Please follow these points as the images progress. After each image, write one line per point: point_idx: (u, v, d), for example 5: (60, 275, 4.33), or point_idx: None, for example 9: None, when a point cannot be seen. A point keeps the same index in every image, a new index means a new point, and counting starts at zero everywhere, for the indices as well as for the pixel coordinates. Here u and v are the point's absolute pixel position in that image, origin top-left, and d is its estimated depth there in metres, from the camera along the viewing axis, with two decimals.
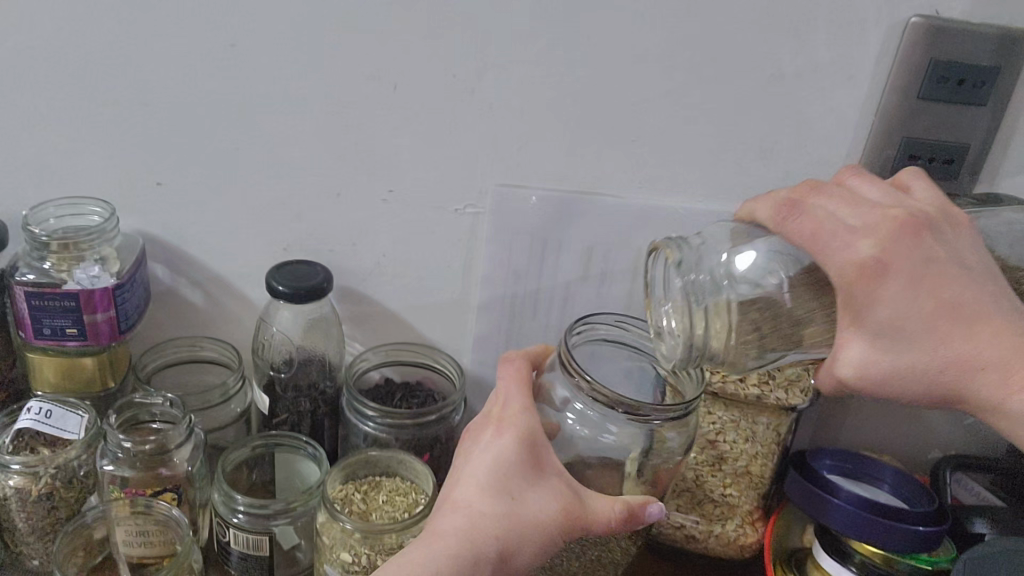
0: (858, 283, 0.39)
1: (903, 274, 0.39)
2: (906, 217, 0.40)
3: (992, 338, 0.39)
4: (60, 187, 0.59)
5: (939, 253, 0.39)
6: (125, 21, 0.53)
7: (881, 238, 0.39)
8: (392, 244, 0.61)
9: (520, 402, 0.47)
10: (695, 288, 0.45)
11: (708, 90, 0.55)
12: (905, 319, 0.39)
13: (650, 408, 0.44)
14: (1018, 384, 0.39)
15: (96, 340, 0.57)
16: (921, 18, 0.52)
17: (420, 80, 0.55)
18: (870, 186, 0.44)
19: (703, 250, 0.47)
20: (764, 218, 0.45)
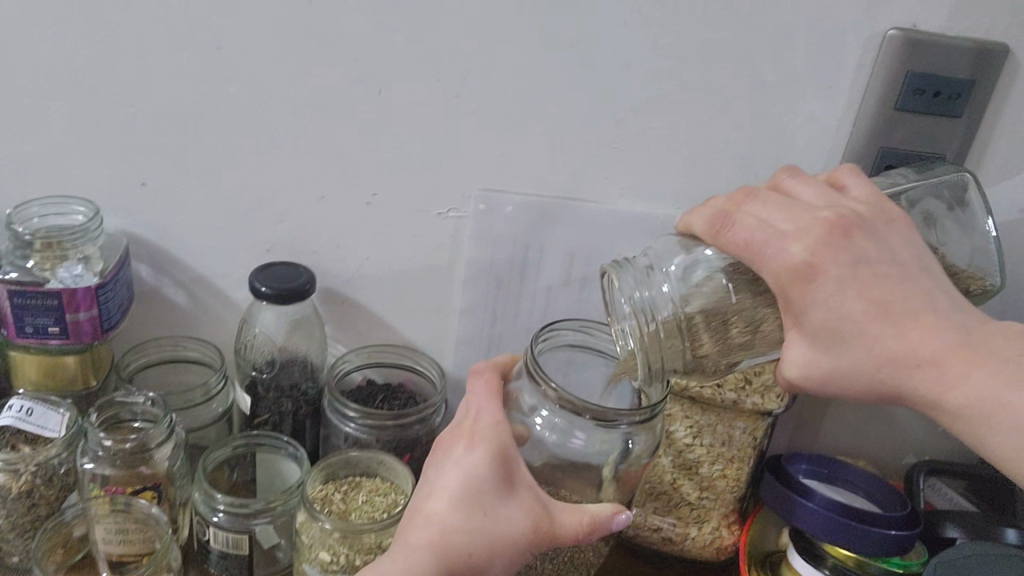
0: (791, 287, 0.41)
1: (834, 277, 0.40)
2: (835, 219, 0.41)
3: (925, 335, 0.40)
4: (44, 186, 0.59)
5: (868, 254, 0.40)
6: (111, 23, 0.54)
7: (810, 242, 0.40)
8: (375, 247, 0.62)
9: (493, 415, 0.46)
10: (639, 306, 0.46)
11: (689, 98, 0.56)
12: (838, 321, 0.40)
13: (617, 413, 0.45)
14: (953, 380, 0.39)
15: (78, 339, 0.57)
16: (897, 31, 0.53)
17: (405, 85, 0.56)
18: (805, 188, 0.45)
19: (646, 270, 0.47)
20: (699, 227, 0.45)
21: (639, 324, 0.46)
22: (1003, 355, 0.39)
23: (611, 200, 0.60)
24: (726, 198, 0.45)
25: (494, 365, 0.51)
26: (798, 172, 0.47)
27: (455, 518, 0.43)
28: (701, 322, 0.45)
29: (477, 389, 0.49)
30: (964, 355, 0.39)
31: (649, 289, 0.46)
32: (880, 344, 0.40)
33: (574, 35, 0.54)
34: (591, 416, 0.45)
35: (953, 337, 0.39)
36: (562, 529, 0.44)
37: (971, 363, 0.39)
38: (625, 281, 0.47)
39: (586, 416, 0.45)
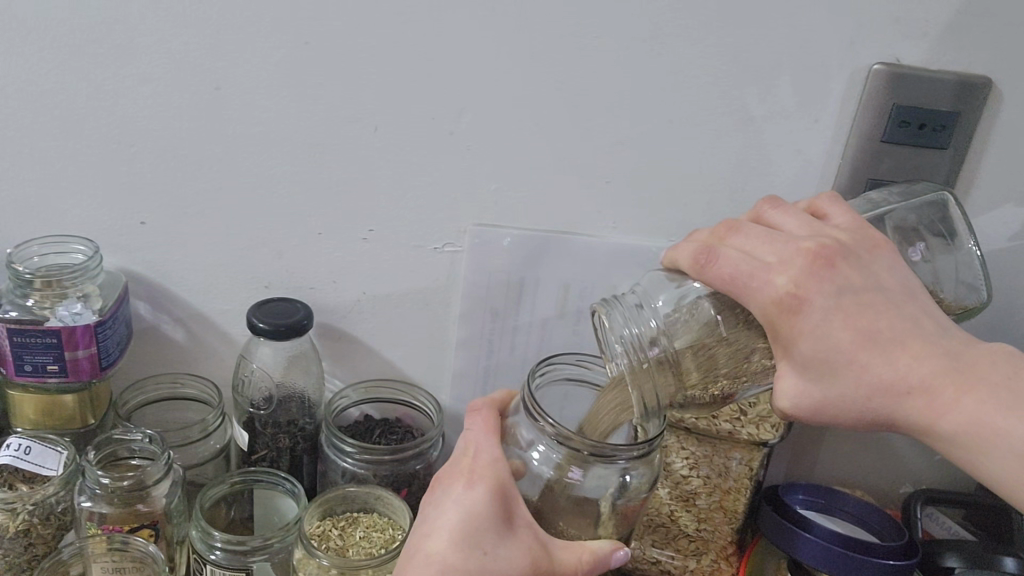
0: (779, 319, 0.41)
1: (820, 308, 0.40)
2: (818, 251, 0.41)
3: (914, 362, 0.40)
4: (43, 225, 0.60)
5: (852, 284, 0.41)
6: (112, 65, 0.55)
7: (794, 273, 0.41)
8: (372, 282, 0.62)
9: (491, 453, 0.47)
10: (631, 343, 0.46)
11: (680, 133, 0.57)
12: (827, 351, 0.40)
13: (614, 447, 0.45)
14: (944, 406, 0.40)
15: (76, 377, 0.57)
16: (883, 65, 0.55)
17: (400, 122, 0.57)
18: (788, 219, 0.45)
19: (632, 306, 0.48)
20: (684, 262, 0.45)
21: (633, 361, 0.46)
22: (993, 378, 0.40)
23: (604, 233, 0.61)
24: (710, 232, 0.46)
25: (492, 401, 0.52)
26: (779, 203, 0.47)
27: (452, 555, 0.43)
28: (687, 356, 0.47)
29: (476, 426, 0.49)
30: (954, 380, 0.40)
31: (641, 325, 0.47)
32: (871, 373, 0.40)
33: (566, 72, 0.55)
34: (589, 452, 0.45)
35: (942, 362, 0.40)
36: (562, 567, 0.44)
37: (961, 388, 0.40)
38: (616, 317, 0.47)
39: (583, 449, 0.45)
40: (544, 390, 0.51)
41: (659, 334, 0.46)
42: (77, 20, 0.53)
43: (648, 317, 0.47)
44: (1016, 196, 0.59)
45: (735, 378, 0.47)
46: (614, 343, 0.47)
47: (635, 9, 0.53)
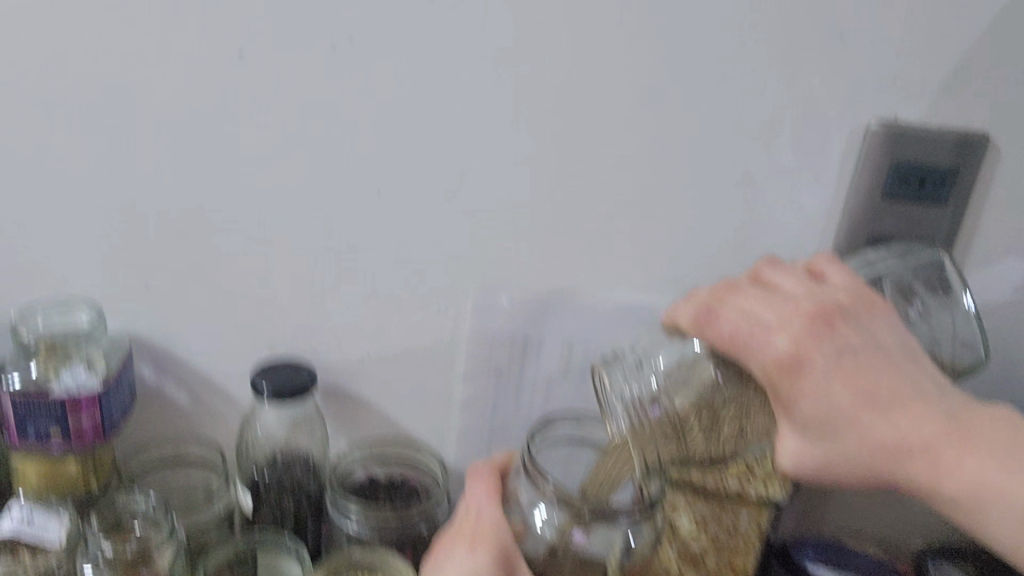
0: (779, 379, 0.41)
1: (819, 368, 0.40)
2: (817, 311, 0.42)
3: (914, 423, 0.40)
4: (52, 290, 0.60)
5: (852, 344, 0.41)
6: (119, 133, 0.56)
7: (794, 333, 0.41)
8: (375, 342, 0.62)
9: (492, 517, 0.49)
10: (630, 403, 0.47)
11: (681, 192, 0.58)
12: (827, 412, 0.40)
13: (614, 509, 0.45)
14: (947, 468, 0.39)
15: (79, 444, 0.57)
16: (880, 123, 0.55)
17: (404, 185, 0.57)
18: (788, 279, 0.46)
19: (633, 366, 0.48)
20: (686, 320, 0.46)
21: (633, 421, 0.46)
22: (994, 440, 0.39)
23: (607, 291, 0.61)
24: (708, 292, 0.46)
25: (495, 467, 0.53)
26: (776, 263, 0.48)
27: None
28: (691, 415, 0.46)
29: (479, 492, 0.51)
30: (955, 441, 0.39)
31: (641, 384, 0.47)
32: (871, 434, 0.40)
33: (567, 134, 0.56)
34: (588, 512, 0.46)
35: (942, 423, 0.39)
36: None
37: (962, 450, 0.39)
38: (615, 377, 0.48)
39: (583, 510, 0.46)
40: (545, 454, 0.52)
41: (659, 393, 0.46)
42: (85, 91, 0.54)
43: (648, 377, 0.47)
44: (1018, 249, 0.59)
45: (737, 440, 0.47)
46: (614, 403, 0.47)
47: (633, 72, 0.54)
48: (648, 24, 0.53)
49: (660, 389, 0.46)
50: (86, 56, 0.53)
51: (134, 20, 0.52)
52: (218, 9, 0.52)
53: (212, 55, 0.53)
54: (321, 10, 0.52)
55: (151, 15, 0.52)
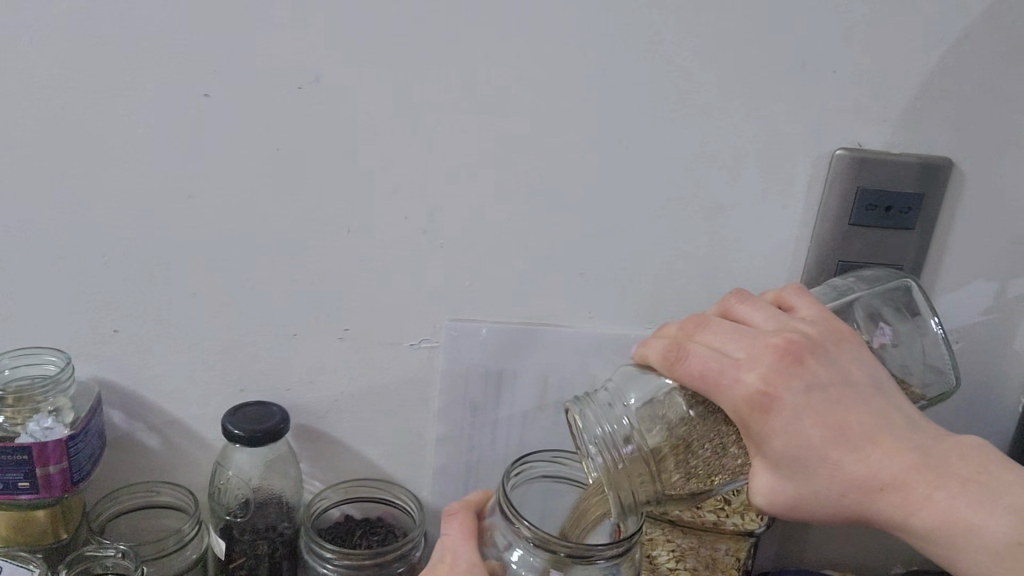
0: (750, 416, 0.41)
1: (789, 405, 0.40)
2: (786, 346, 0.41)
3: (884, 458, 0.40)
4: (15, 339, 0.59)
5: (821, 379, 0.41)
6: (83, 178, 0.55)
7: (763, 370, 0.41)
8: (348, 380, 0.62)
9: (467, 559, 0.47)
10: (605, 442, 0.46)
11: (651, 223, 0.58)
12: (798, 448, 0.40)
13: (593, 548, 0.44)
14: (918, 503, 0.39)
15: (48, 493, 0.56)
16: (844, 150, 0.56)
17: (372, 223, 0.57)
18: (757, 312, 0.46)
19: (605, 404, 0.48)
20: (654, 358, 0.45)
21: (607, 460, 0.45)
22: (963, 473, 0.39)
23: (579, 323, 0.61)
24: (678, 327, 0.46)
25: (468, 503, 0.51)
26: (745, 295, 0.48)
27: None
28: (666, 452, 0.46)
29: (453, 531, 0.49)
30: (925, 476, 0.39)
31: (615, 422, 0.46)
32: (843, 469, 0.40)
33: (535, 169, 0.56)
34: (566, 553, 0.44)
35: (912, 458, 0.39)
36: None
37: (932, 485, 0.39)
38: (588, 415, 0.47)
39: (562, 553, 0.44)
40: (521, 492, 0.51)
41: (632, 431, 0.46)
42: (46, 136, 0.53)
43: (620, 414, 0.47)
44: (983, 271, 0.60)
45: (711, 476, 0.46)
46: (588, 440, 0.46)
47: (600, 105, 0.54)
48: (613, 58, 0.53)
49: (634, 427, 0.46)
50: (46, 101, 0.53)
51: (96, 64, 0.52)
52: (181, 52, 0.52)
53: (177, 97, 0.53)
54: (284, 52, 0.52)
55: (113, 59, 0.52)
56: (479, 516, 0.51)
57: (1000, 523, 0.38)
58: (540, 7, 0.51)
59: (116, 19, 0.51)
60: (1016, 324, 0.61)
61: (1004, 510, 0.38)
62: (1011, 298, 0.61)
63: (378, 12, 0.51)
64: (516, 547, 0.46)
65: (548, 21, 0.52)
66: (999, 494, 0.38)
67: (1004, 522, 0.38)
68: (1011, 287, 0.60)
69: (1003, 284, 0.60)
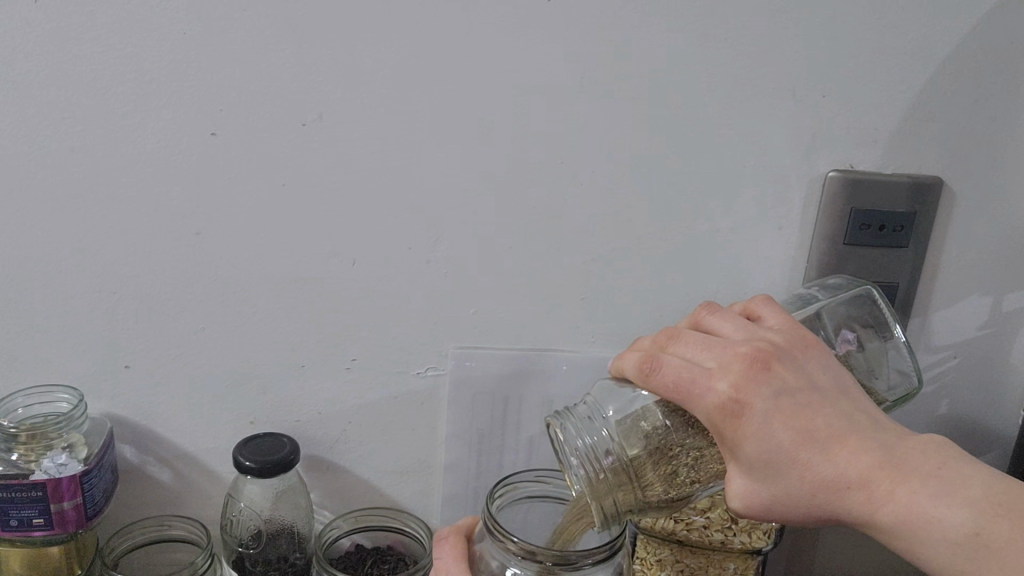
0: (722, 423, 0.42)
1: (759, 410, 0.41)
2: (755, 355, 0.42)
3: (849, 457, 0.40)
4: (28, 377, 0.60)
5: (789, 384, 0.42)
6: (94, 217, 0.56)
7: (733, 377, 0.42)
8: (357, 410, 0.63)
9: None
10: (586, 455, 0.48)
11: (650, 247, 0.59)
12: (769, 452, 0.41)
13: (577, 555, 0.47)
14: (882, 498, 0.40)
15: (62, 529, 0.57)
16: (837, 172, 0.57)
17: (376, 255, 0.58)
18: (728, 324, 0.47)
19: (586, 417, 0.50)
20: (630, 371, 0.47)
21: (589, 472, 0.47)
22: (923, 468, 0.40)
23: (583, 347, 0.62)
24: (651, 341, 0.48)
25: (460, 530, 0.54)
26: (714, 308, 0.49)
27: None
28: (645, 461, 0.48)
29: (445, 554, 0.52)
30: (888, 473, 0.40)
31: (594, 435, 0.48)
32: (812, 470, 0.41)
33: (535, 197, 0.57)
34: (553, 563, 0.47)
35: (876, 456, 0.40)
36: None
37: (895, 482, 0.40)
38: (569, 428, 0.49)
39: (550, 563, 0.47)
40: (517, 509, 0.53)
41: (611, 444, 0.48)
42: (57, 177, 0.55)
43: (602, 427, 0.49)
44: (979, 286, 0.61)
45: (692, 483, 0.48)
46: (570, 454, 0.48)
47: (596, 133, 0.55)
48: (607, 88, 0.54)
49: (613, 438, 0.48)
50: (57, 143, 0.54)
51: (107, 108, 0.53)
52: (188, 93, 0.53)
53: (185, 137, 0.54)
54: (288, 91, 0.54)
55: (123, 102, 0.53)
56: (469, 539, 0.53)
57: (959, 515, 0.38)
58: (535, 42, 0.53)
59: (125, 64, 0.52)
60: (1014, 338, 0.62)
61: (963, 502, 0.38)
62: (1006, 312, 0.62)
63: (379, 50, 0.53)
64: (510, 565, 0.49)
65: (544, 55, 0.53)
66: (959, 487, 0.39)
67: (963, 514, 0.38)
68: (1007, 300, 0.61)
69: (999, 297, 0.61)
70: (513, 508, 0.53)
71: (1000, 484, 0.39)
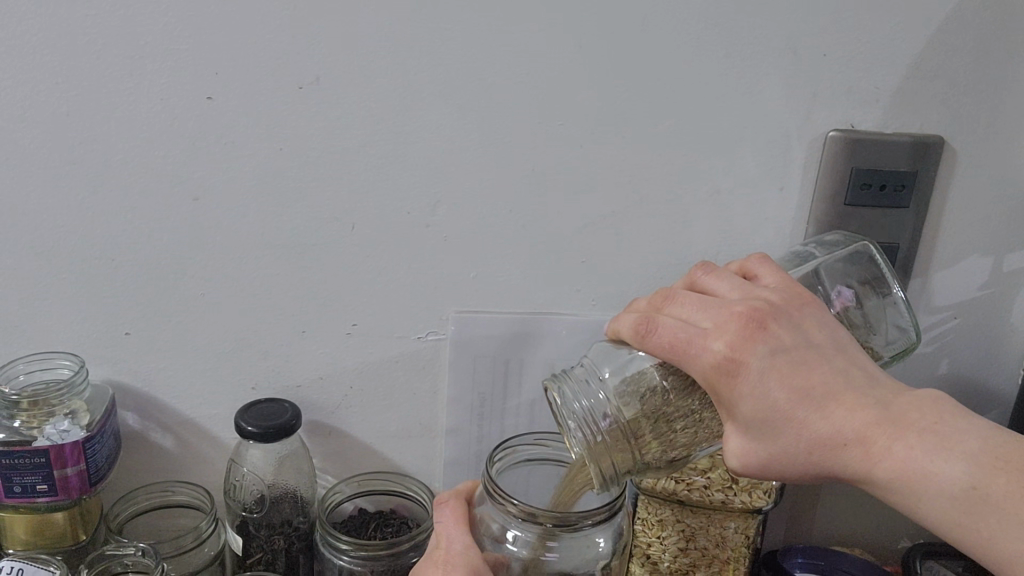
0: (719, 383, 0.42)
1: (754, 370, 0.41)
2: (751, 314, 0.42)
3: (845, 414, 0.40)
4: (28, 345, 0.60)
5: (785, 343, 0.42)
6: (91, 184, 0.56)
7: (729, 338, 0.42)
8: (357, 375, 0.63)
9: (462, 543, 0.50)
10: (584, 418, 0.48)
11: (650, 209, 0.59)
12: (766, 410, 0.41)
13: (578, 515, 0.48)
14: (880, 454, 0.40)
15: (66, 495, 0.57)
16: (838, 132, 0.57)
17: (376, 220, 0.58)
18: (723, 282, 0.47)
19: (583, 380, 0.50)
20: (626, 332, 0.46)
21: (586, 435, 0.48)
22: (921, 423, 0.40)
23: (583, 310, 0.62)
24: (647, 303, 0.47)
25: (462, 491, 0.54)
26: (710, 268, 0.49)
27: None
28: (644, 421, 0.48)
29: (446, 518, 0.52)
30: (885, 429, 0.40)
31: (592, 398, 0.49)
32: (808, 428, 0.41)
33: (536, 160, 0.57)
34: (554, 524, 0.48)
35: (872, 412, 0.40)
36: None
37: (892, 437, 0.40)
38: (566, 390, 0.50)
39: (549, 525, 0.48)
40: (518, 473, 0.54)
41: (608, 406, 0.48)
42: (53, 144, 0.54)
43: (599, 390, 0.49)
44: (980, 246, 0.61)
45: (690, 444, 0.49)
46: (567, 417, 0.49)
47: (596, 94, 0.55)
48: (608, 47, 0.54)
49: (611, 399, 0.48)
50: (52, 109, 0.53)
51: (101, 71, 0.53)
52: (183, 57, 0.53)
53: (182, 101, 0.54)
54: (286, 54, 0.53)
55: (117, 67, 0.53)
56: (470, 501, 0.53)
57: (956, 470, 0.39)
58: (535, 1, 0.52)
59: (119, 26, 0.52)
60: (1014, 299, 0.62)
61: (958, 456, 0.39)
62: (1006, 272, 0.62)
63: (375, 9, 0.52)
64: (510, 528, 0.50)
65: (543, 14, 0.53)
66: (956, 441, 0.39)
67: (959, 468, 0.38)
68: (1007, 261, 0.61)
69: (999, 258, 0.61)
70: (515, 471, 0.54)
71: (996, 436, 0.39)
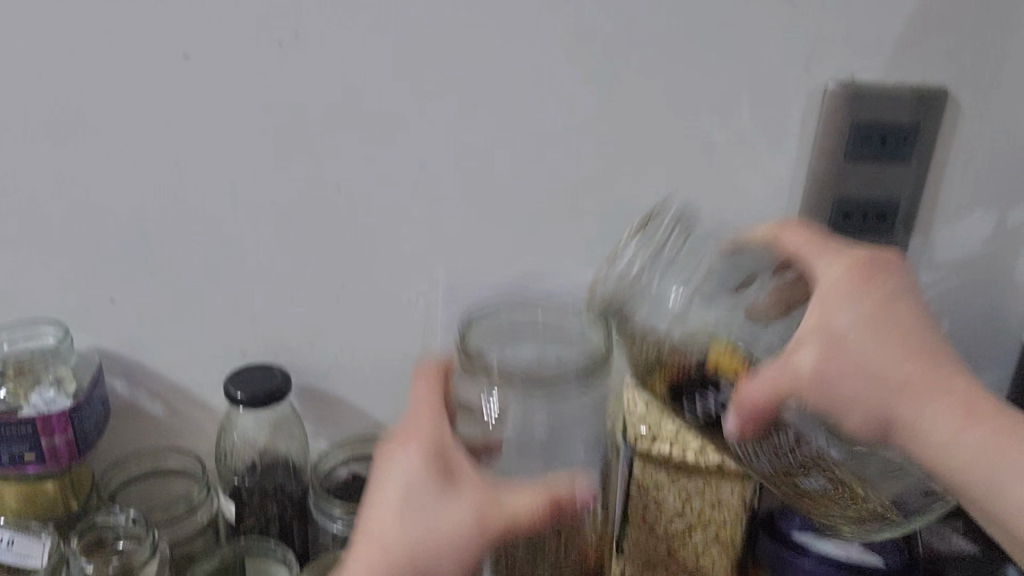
0: (857, 292, 0.45)
1: (885, 296, 0.45)
2: (894, 263, 0.47)
3: (940, 376, 0.43)
4: (13, 313, 0.59)
5: (910, 300, 0.45)
6: (68, 147, 0.54)
7: (890, 275, 0.46)
8: (348, 339, 0.62)
9: (432, 416, 0.46)
10: (647, 262, 0.52)
11: (645, 166, 0.57)
12: (871, 331, 0.44)
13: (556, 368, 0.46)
14: (956, 432, 0.42)
15: (55, 464, 0.56)
16: (838, 84, 0.55)
17: (362, 182, 0.56)
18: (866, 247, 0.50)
19: (690, 250, 0.53)
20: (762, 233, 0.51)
21: (630, 266, 0.52)
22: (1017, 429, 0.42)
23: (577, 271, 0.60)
24: (766, 229, 0.52)
25: (442, 362, 0.50)
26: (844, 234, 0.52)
27: (393, 533, 0.42)
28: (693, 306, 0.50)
29: (420, 387, 0.48)
30: (976, 415, 0.43)
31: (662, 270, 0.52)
32: (908, 370, 0.43)
33: (526, 117, 0.55)
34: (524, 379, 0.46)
35: (965, 396, 0.43)
36: (507, 516, 0.41)
37: (973, 420, 0.42)
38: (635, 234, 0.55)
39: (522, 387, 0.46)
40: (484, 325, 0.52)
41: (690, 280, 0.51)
42: (30, 107, 0.53)
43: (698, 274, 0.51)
44: (983, 202, 0.59)
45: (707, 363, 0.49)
46: (642, 244, 0.53)
47: (587, 48, 0.53)
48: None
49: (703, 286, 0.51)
50: (27, 71, 0.52)
51: (74, 31, 0.51)
52: (159, 15, 0.51)
53: (158, 61, 0.52)
54: (264, 10, 0.51)
55: (91, 25, 0.51)
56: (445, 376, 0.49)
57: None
58: None
59: None
60: (1018, 255, 0.61)
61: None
62: (1009, 228, 0.60)
63: None
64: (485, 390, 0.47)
65: None
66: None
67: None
68: (1011, 217, 0.60)
69: (1003, 214, 0.60)
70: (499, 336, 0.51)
71: None
